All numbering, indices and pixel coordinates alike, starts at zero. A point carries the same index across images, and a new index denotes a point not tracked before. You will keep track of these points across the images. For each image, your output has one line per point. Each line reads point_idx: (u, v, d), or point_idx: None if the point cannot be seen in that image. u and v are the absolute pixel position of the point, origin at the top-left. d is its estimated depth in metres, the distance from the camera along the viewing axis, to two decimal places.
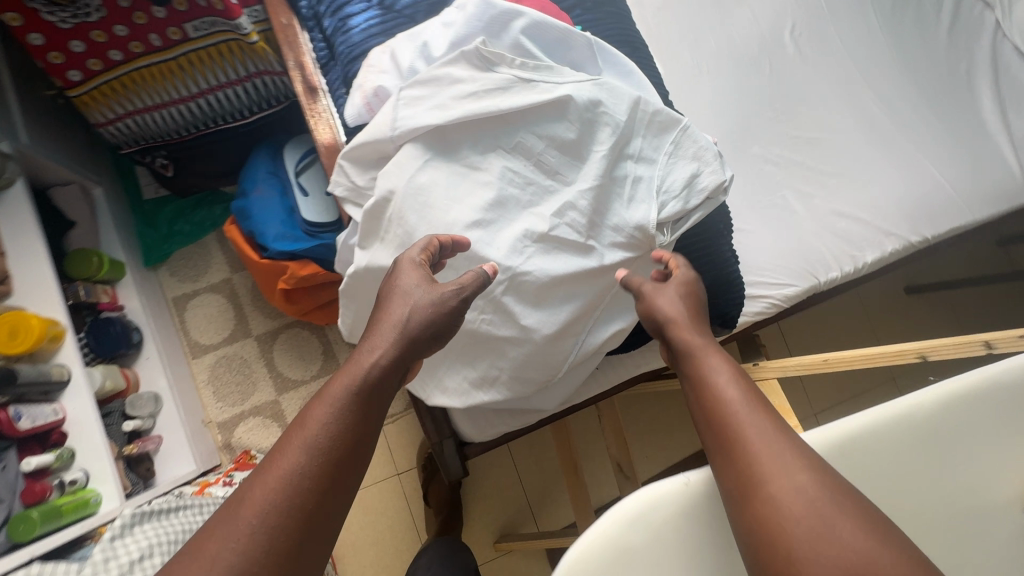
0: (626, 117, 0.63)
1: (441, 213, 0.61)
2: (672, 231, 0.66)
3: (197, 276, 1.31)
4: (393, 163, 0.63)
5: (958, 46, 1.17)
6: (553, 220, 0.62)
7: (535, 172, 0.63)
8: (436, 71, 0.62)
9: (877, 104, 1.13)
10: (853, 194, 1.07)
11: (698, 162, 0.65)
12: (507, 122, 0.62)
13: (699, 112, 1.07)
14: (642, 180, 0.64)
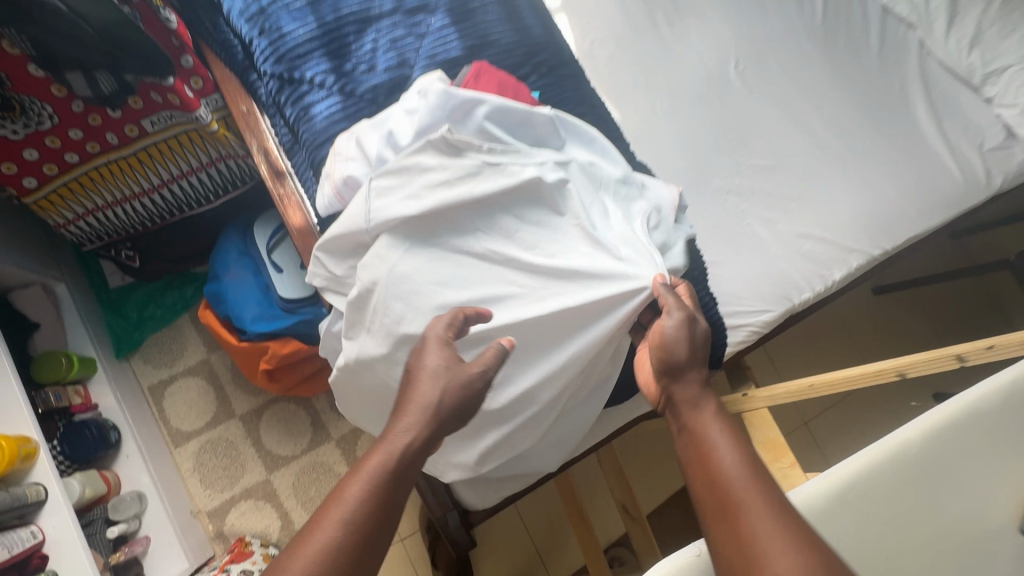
0: (591, 188, 0.66)
1: (428, 303, 0.62)
2: None
3: (172, 361, 1.27)
4: (374, 255, 0.63)
5: (888, 65, 1.25)
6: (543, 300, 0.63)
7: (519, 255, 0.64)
8: (408, 163, 0.62)
9: (823, 126, 1.19)
10: (813, 215, 1.11)
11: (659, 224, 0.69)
12: (485, 208, 0.63)
13: (660, 152, 1.11)
14: None
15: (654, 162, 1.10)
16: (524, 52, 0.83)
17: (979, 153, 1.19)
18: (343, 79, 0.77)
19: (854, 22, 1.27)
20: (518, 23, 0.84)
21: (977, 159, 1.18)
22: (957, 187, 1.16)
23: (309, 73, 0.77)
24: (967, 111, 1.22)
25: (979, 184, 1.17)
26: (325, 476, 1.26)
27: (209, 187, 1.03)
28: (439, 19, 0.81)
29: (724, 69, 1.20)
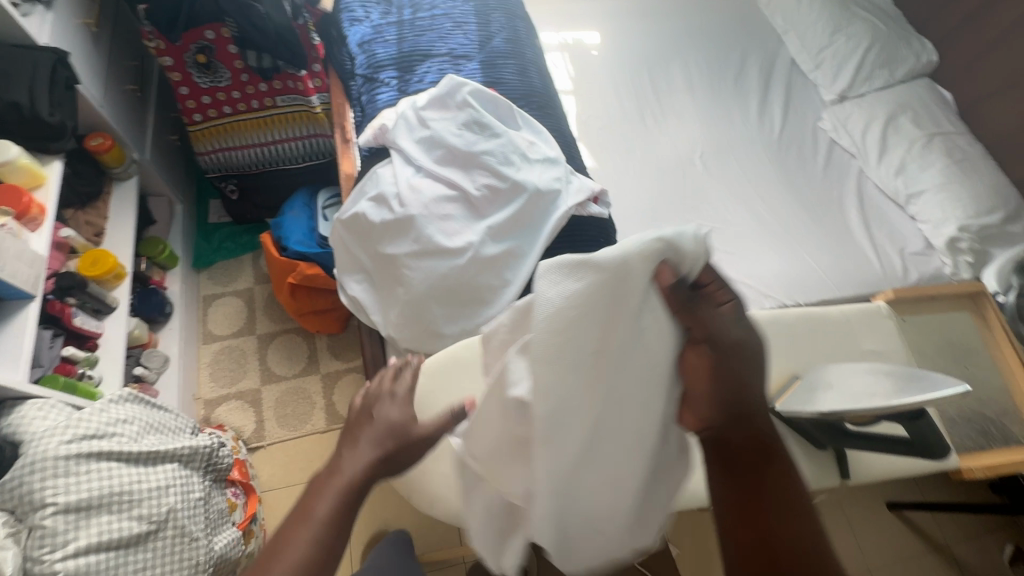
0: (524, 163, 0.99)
1: (405, 202, 0.97)
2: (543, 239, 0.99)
3: (227, 282, 1.64)
4: (393, 174, 1.01)
5: (830, 179, 1.55)
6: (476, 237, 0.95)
7: (469, 202, 0.97)
8: (421, 124, 1.02)
9: (764, 208, 1.48)
10: (741, 266, 1.35)
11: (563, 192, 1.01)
12: (459, 160, 0.98)
13: (622, 195, 1.44)
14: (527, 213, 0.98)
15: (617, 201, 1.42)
16: (523, 93, 1.24)
17: (900, 254, 1.40)
18: (402, 83, 1.20)
19: (805, 145, 1.61)
20: (525, 77, 1.27)
21: (897, 257, 1.40)
22: (874, 273, 1.37)
23: (383, 77, 1.22)
24: (893, 222, 1.47)
25: (896, 276, 1.37)
26: (303, 400, 1.50)
27: (301, 155, 1.48)
28: (473, 64, 1.25)
29: (691, 155, 1.55)
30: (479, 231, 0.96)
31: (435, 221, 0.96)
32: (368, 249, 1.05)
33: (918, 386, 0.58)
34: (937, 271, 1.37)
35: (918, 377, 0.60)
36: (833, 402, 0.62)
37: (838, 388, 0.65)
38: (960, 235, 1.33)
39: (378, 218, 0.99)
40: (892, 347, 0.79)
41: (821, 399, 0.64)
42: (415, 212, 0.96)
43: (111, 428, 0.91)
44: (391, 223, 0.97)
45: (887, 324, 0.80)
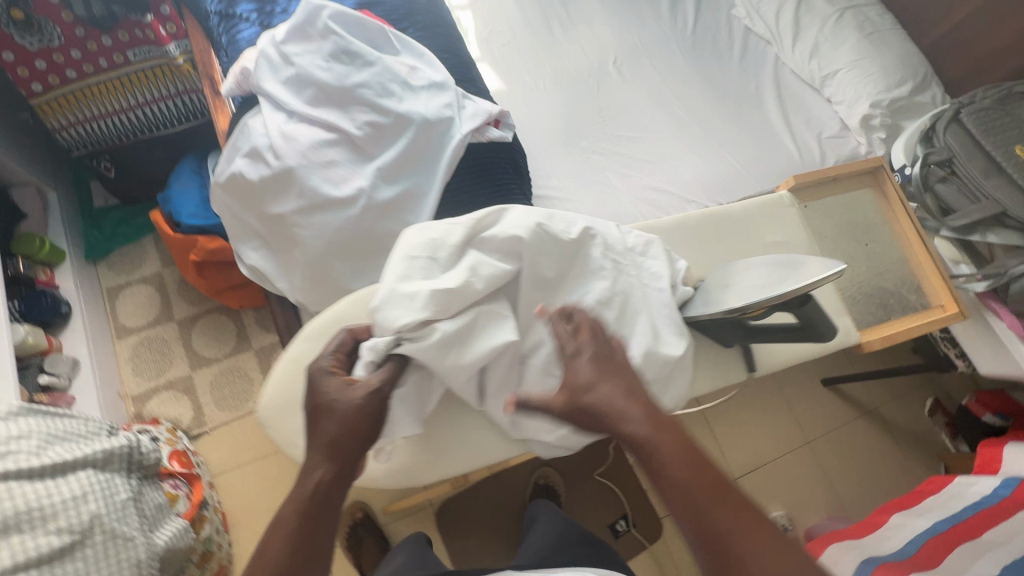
0: (409, 93, 0.90)
1: (282, 152, 0.86)
2: (444, 176, 0.92)
3: (131, 270, 1.51)
4: (263, 123, 0.89)
5: (747, 70, 1.50)
6: (367, 181, 0.87)
7: (354, 142, 0.88)
8: (286, 59, 0.90)
9: (682, 110, 1.42)
10: (661, 174, 1.32)
11: (457, 120, 0.93)
12: (336, 96, 0.88)
13: (536, 115, 1.34)
14: (421, 150, 0.91)
15: (531, 122, 1.33)
16: (404, 12, 1.11)
17: (818, 139, 1.40)
18: (264, 16, 1.05)
19: (720, 38, 1.54)
20: None
21: (815, 143, 1.39)
22: (792, 163, 1.37)
23: (241, 11, 1.06)
24: (811, 108, 1.45)
25: (813, 163, 1.37)
26: (239, 379, 1.44)
27: (176, 116, 1.33)
28: None
29: (604, 62, 1.47)
30: (369, 174, 0.88)
31: (318, 170, 0.87)
32: (257, 212, 0.95)
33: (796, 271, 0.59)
34: (853, 152, 1.38)
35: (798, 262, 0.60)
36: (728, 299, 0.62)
37: (734, 286, 0.63)
38: (872, 113, 1.33)
39: (257, 175, 0.89)
40: (793, 236, 0.78)
41: (717, 300, 0.64)
42: (293, 163, 0.86)
43: (5, 446, 0.84)
44: (270, 180, 0.88)
45: (789, 214, 0.79)
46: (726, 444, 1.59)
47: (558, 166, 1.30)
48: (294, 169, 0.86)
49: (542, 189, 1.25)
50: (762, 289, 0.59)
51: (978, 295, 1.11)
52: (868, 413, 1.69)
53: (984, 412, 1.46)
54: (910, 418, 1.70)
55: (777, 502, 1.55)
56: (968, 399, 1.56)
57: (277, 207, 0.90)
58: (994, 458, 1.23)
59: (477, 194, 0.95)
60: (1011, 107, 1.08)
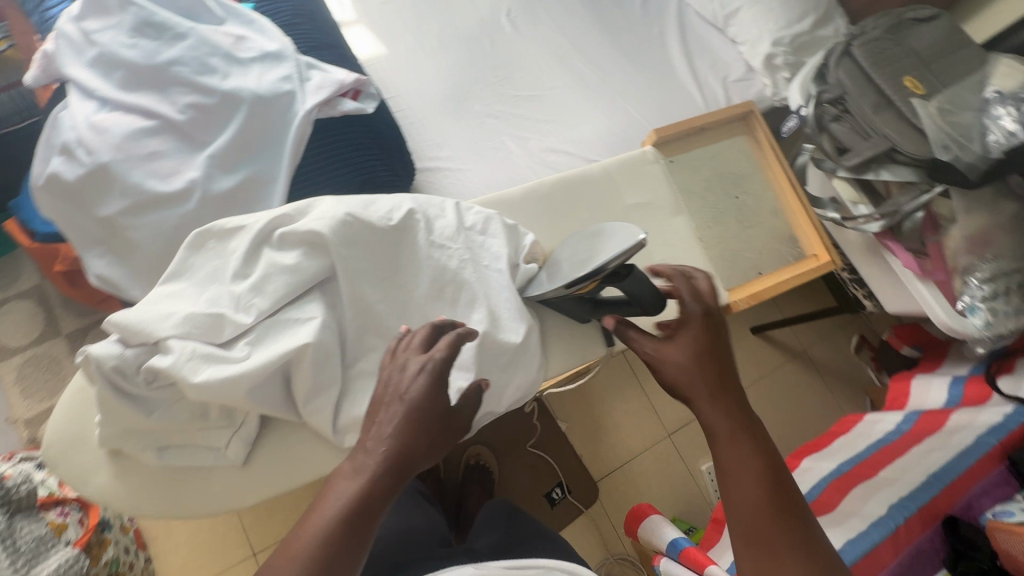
0: (238, 67, 0.80)
1: (93, 146, 0.76)
2: (294, 156, 0.82)
3: (5, 286, 1.38)
4: (70, 115, 0.78)
5: (650, 15, 1.41)
6: (200, 170, 0.78)
7: (181, 128, 0.78)
8: (87, 39, 0.78)
9: (582, 63, 1.34)
10: (561, 134, 1.25)
11: (300, 94, 0.83)
12: (152, 77, 0.78)
13: (422, 80, 1.24)
14: (262, 130, 0.81)
15: (417, 89, 1.23)
16: None
17: (723, 84, 1.34)
18: None
19: None
20: None
21: (720, 89, 1.33)
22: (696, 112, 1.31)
23: None
24: (716, 51, 1.38)
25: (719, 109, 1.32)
26: None
27: None
28: None
29: (496, 16, 1.36)
30: (200, 164, 0.78)
31: (140, 164, 0.77)
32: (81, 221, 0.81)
33: (609, 241, 0.58)
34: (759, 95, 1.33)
35: (614, 230, 0.59)
36: (557, 276, 0.61)
37: (562, 262, 0.62)
38: (774, 51, 1.27)
39: (71, 175, 0.77)
40: (656, 194, 0.73)
41: (548, 277, 0.63)
42: (107, 158, 0.76)
43: None
44: (88, 179, 0.77)
45: (653, 170, 0.74)
46: (659, 402, 1.59)
47: (449, 133, 1.21)
48: (110, 164, 0.76)
49: (432, 160, 1.17)
50: (583, 263, 0.58)
51: (876, 235, 1.09)
52: (797, 356, 1.71)
53: (902, 344, 1.49)
54: (837, 357, 1.73)
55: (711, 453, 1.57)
56: (889, 334, 1.58)
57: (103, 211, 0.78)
58: (904, 393, 1.25)
59: (333, 174, 0.86)
60: (901, 36, 1.03)
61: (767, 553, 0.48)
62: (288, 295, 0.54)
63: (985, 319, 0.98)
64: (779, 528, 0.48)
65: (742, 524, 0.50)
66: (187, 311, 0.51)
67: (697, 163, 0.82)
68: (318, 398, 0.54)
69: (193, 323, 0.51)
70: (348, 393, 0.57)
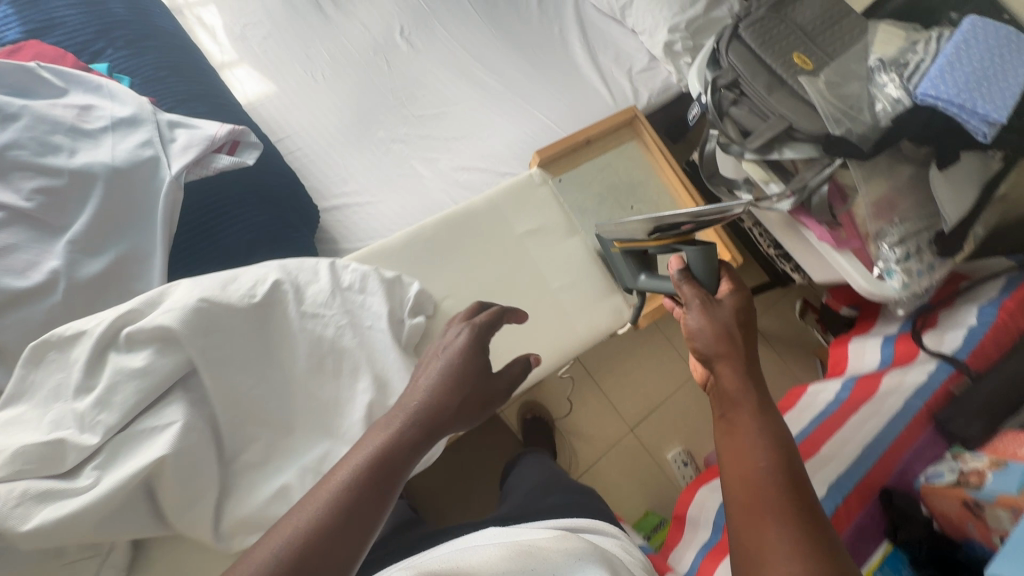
0: (88, 140, 0.74)
1: None
2: (168, 224, 0.77)
3: None
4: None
5: (548, 16, 1.38)
6: (63, 257, 0.70)
7: (29, 214, 0.70)
8: None
9: (485, 73, 1.30)
10: (471, 150, 1.22)
11: (164, 156, 0.77)
12: None
13: (319, 113, 1.19)
14: (127, 202, 0.75)
15: (314, 124, 1.17)
16: (96, 29, 0.91)
17: (628, 76, 1.32)
18: None
19: None
20: (94, 6, 0.94)
21: (626, 82, 1.32)
22: (606, 109, 1.29)
23: None
24: (618, 43, 1.36)
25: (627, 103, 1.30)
26: None
27: None
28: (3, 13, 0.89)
29: (390, 35, 1.31)
30: (60, 250, 0.70)
31: None
32: None
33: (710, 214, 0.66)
34: (664, 84, 1.32)
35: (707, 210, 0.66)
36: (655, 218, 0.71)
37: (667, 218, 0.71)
38: (673, 38, 1.26)
39: None
40: (540, 219, 0.85)
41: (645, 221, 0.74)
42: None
43: None
44: None
45: (535, 194, 0.85)
46: (617, 398, 1.58)
47: (354, 165, 1.16)
48: None
49: (338, 197, 1.12)
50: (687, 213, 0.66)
51: (791, 211, 1.09)
52: None
53: (840, 306, 1.53)
54: (784, 325, 1.76)
55: (676, 440, 1.56)
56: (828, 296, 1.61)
57: None
58: (843, 358, 1.27)
59: (214, 237, 0.81)
60: (785, 13, 1.03)
61: (769, 520, 0.50)
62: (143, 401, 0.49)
63: (901, 281, 1.00)
64: (767, 469, 0.54)
65: (744, 484, 0.53)
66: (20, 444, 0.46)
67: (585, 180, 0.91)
68: (192, 507, 0.50)
69: (27, 458, 0.45)
70: (232, 492, 0.53)
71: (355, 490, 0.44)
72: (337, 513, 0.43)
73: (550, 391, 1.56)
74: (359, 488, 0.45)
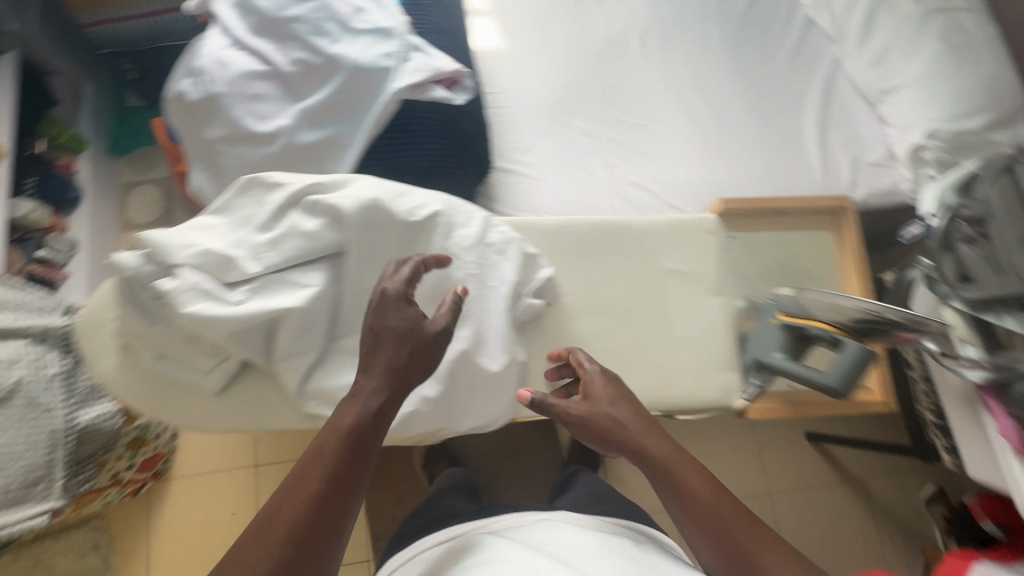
0: (349, 35, 0.86)
1: (216, 77, 0.85)
2: (371, 126, 0.87)
3: (147, 171, 1.61)
4: (205, 45, 0.88)
5: (794, 72, 1.28)
6: (292, 121, 0.85)
7: (288, 82, 0.86)
8: None
9: (702, 104, 1.25)
10: (652, 172, 1.19)
11: (394, 71, 0.87)
12: (280, 26, 0.85)
13: (533, 85, 1.24)
14: (351, 97, 0.86)
15: (522, 90, 1.23)
16: None
17: (852, 164, 1.19)
18: None
19: (774, 26, 1.32)
20: None
21: (847, 169, 1.18)
22: (811, 186, 1.18)
23: None
24: (858, 126, 1.23)
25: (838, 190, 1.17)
26: None
27: None
28: None
29: (627, 36, 1.30)
30: (292, 114, 0.85)
31: (243, 103, 0.85)
32: (200, 145, 0.91)
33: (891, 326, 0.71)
34: (889, 188, 1.16)
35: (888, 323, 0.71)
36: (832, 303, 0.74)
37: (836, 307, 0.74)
38: (926, 144, 1.10)
39: (196, 95, 0.87)
40: (701, 266, 0.79)
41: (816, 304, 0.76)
42: (220, 90, 0.85)
43: None
44: (202, 104, 0.87)
45: (706, 239, 0.80)
46: None
47: (539, 141, 1.20)
48: (220, 97, 0.85)
49: (513, 162, 1.17)
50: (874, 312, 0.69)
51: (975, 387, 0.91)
52: (849, 481, 1.50)
53: (984, 518, 1.23)
54: (899, 501, 1.49)
55: None
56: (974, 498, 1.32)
57: (210, 134, 0.87)
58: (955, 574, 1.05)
59: (405, 154, 0.91)
60: None
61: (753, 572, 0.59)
62: (296, 257, 0.59)
63: None
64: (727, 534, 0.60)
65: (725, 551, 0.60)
66: (204, 246, 0.58)
67: (754, 249, 0.94)
68: (294, 357, 0.59)
69: (205, 259, 0.57)
70: (323, 365, 0.61)
71: (325, 474, 0.53)
72: (307, 496, 0.52)
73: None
74: (314, 478, 0.52)
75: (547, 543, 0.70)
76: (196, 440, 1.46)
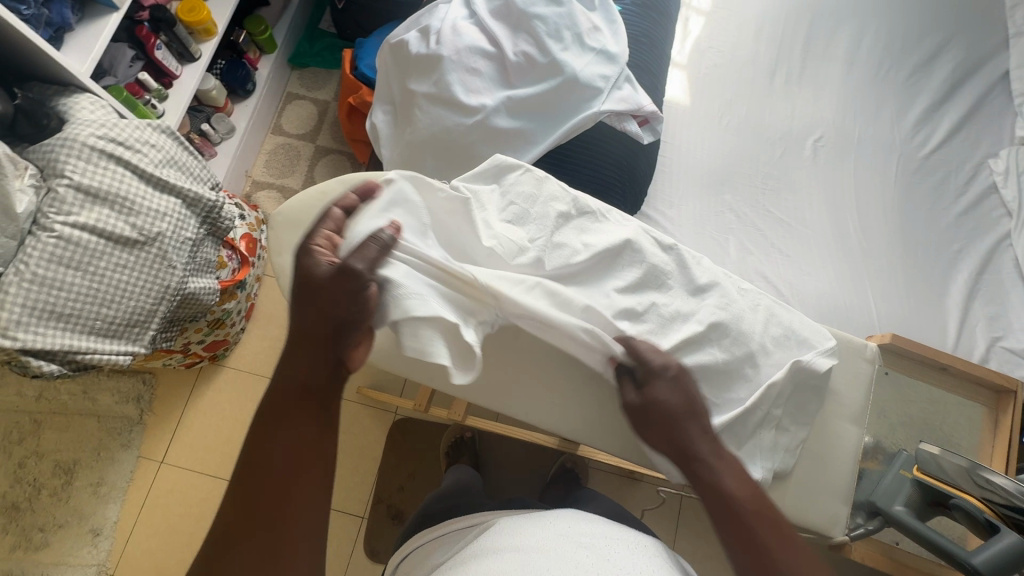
0: (575, 49, 0.91)
1: (443, 40, 0.91)
2: (563, 135, 0.91)
3: (311, 88, 1.71)
4: (444, 9, 0.95)
5: (960, 229, 1.24)
6: (496, 102, 0.89)
7: (504, 68, 0.91)
8: None
9: (854, 225, 1.23)
10: (786, 272, 1.18)
11: (602, 93, 0.91)
12: (518, 18, 0.91)
13: (699, 148, 1.26)
14: (555, 102, 0.91)
15: (687, 149, 1.26)
16: None
17: (989, 342, 1.14)
18: None
19: (955, 177, 1.28)
20: None
21: (982, 345, 1.14)
22: (938, 346, 1.14)
23: None
24: (1009, 308, 1.18)
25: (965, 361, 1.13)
26: None
27: None
28: None
29: (805, 134, 1.30)
30: (499, 98, 0.89)
31: (460, 71, 0.90)
32: (402, 93, 0.97)
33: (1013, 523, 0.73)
34: (1023, 381, 1.11)
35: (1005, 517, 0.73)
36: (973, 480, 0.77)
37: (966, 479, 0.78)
38: None
39: (419, 49, 0.93)
40: (849, 387, 0.86)
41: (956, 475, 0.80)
42: (445, 53, 0.90)
43: (137, 144, 1.04)
44: (421, 59, 0.92)
45: (864, 366, 0.86)
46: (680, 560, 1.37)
47: (686, 200, 1.21)
48: (441, 59, 0.90)
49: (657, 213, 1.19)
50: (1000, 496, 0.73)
51: None
52: None
53: None
54: None
55: None
56: None
57: (417, 87, 0.93)
58: None
59: (578, 170, 0.95)
60: None
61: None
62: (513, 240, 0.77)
63: None
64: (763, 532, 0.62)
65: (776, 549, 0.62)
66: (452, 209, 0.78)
67: None
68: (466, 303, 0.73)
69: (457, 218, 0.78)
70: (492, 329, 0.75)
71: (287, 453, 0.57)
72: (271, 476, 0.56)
73: (635, 492, 1.41)
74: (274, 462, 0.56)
75: (585, 531, 0.66)
76: (257, 339, 1.53)
